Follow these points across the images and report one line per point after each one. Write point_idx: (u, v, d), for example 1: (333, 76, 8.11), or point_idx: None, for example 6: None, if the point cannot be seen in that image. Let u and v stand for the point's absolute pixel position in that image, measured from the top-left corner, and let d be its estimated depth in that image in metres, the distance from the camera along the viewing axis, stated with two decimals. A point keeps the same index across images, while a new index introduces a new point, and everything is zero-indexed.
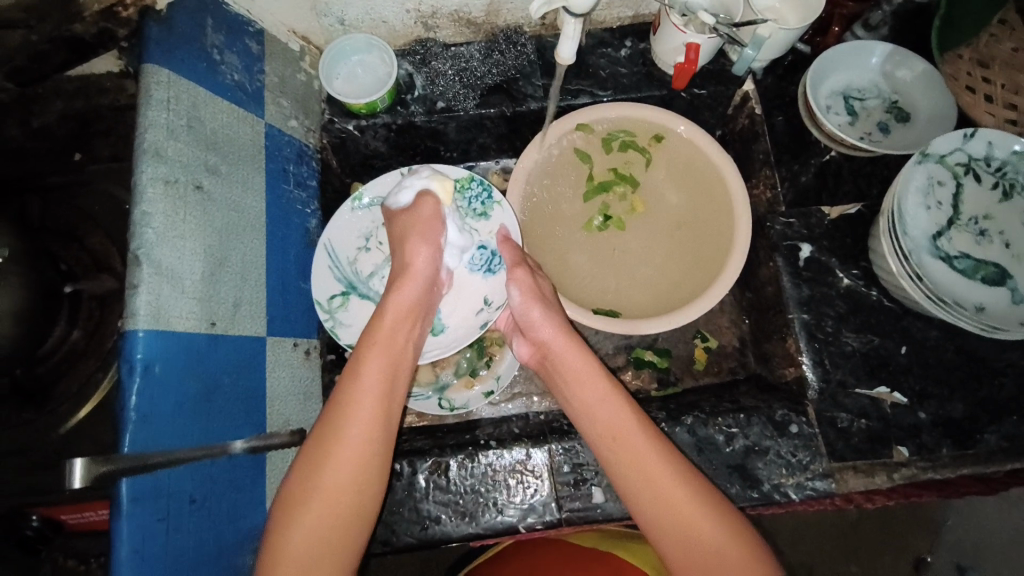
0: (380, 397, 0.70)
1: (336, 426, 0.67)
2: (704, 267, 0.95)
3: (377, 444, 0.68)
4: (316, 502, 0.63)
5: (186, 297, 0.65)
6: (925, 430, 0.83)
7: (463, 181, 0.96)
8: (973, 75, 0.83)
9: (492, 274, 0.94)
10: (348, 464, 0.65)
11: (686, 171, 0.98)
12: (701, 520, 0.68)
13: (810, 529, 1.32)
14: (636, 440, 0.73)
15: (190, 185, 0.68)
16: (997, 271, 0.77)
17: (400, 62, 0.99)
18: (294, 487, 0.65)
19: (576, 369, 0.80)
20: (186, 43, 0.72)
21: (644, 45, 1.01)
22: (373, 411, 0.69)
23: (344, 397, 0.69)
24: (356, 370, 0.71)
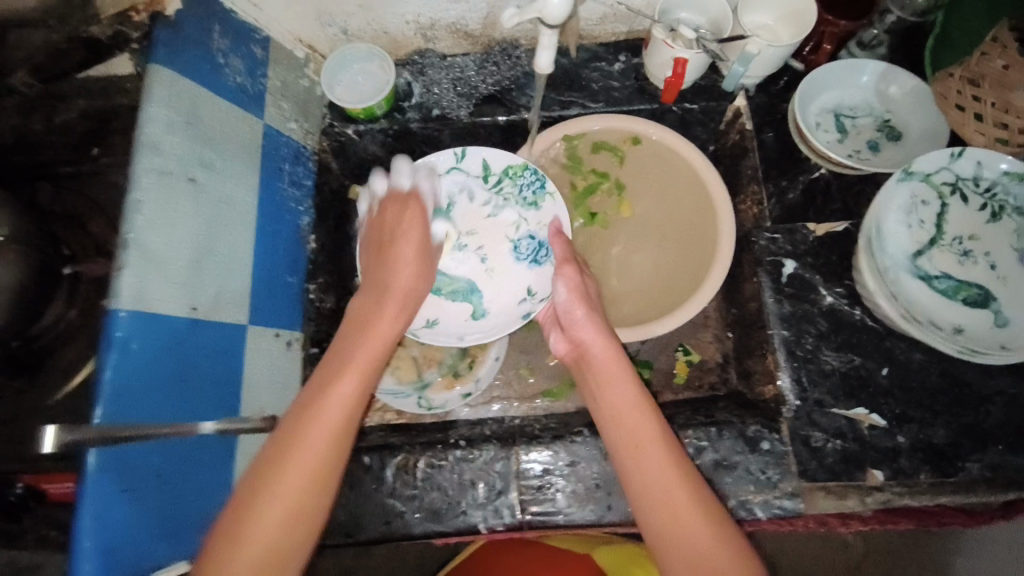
0: (353, 398, 0.68)
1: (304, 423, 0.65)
2: (696, 267, 0.96)
3: (336, 453, 0.65)
4: (268, 499, 0.61)
5: (169, 282, 0.69)
6: (904, 454, 0.81)
7: (516, 169, 0.95)
8: (963, 94, 0.82)
9: (536, 264, 0.94)
10: (304, 468, 0.63)
11: (672, 178, 1.00)
12: (703, 537, 0.64)
13: (808, 559, 1.27)
14: (656, 448, 0.70)
15: (183, 177, 0.72)
16: (980, 292, 0.76)
17: (399, 71, 1.03)
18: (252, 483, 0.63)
19: (605, 374, 0.79)
20: (191, 46, 0.77)
21: (638, 59, 1.03)
22: (336, 419, 0.66)
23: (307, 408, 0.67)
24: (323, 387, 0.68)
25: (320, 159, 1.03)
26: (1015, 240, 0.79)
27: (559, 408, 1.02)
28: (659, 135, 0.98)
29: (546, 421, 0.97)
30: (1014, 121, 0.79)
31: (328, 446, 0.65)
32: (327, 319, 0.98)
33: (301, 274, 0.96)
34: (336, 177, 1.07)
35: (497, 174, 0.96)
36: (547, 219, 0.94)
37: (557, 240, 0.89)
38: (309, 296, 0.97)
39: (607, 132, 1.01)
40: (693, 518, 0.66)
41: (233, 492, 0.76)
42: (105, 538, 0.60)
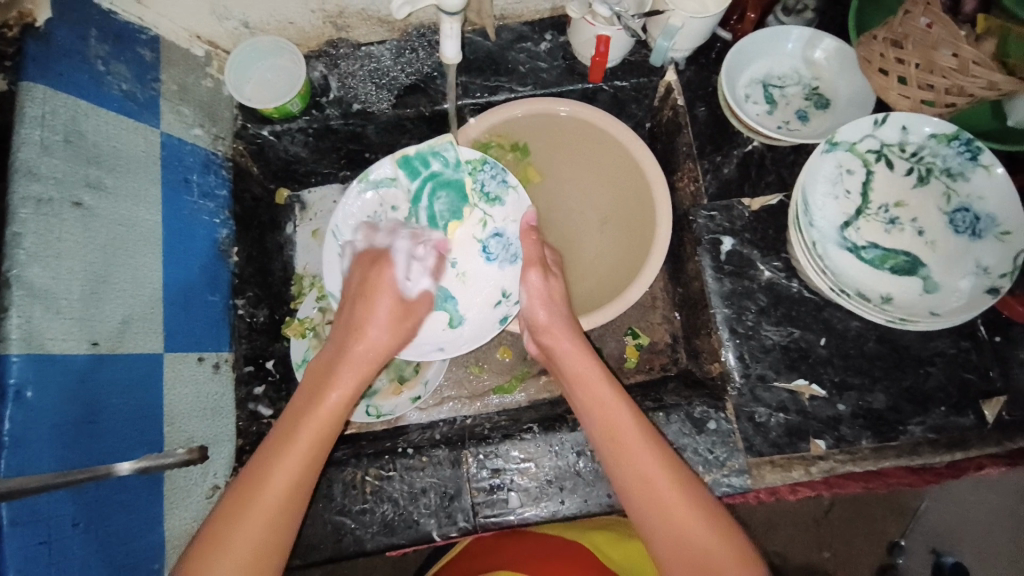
0: (322, 432, 0.70)
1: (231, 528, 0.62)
2: (638, 232, 0.95)
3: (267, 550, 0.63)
4: (245, 523, 0.62)
5: (63, 317, 0.64)
6: (845, 422, 0.82)
7: (475, 163, 0.87)
8: (886, 57, 0.79)
9: (510, 264, 0.88)
10: (285, 483, 0.65)
11: (583, 143, 0.97)
12: (681, 507, 0.66)
13: (782, 519, 1.29)
14: (636, 439, 0.71)
15: (67, 202, 0.67)
16: (908, 259, 0.78)
17: (312, 64, 0.96)
18: (216, 525, 0.63)
19: (578, 373, 0.78)
20: (67, 57, 0.70)
21: (564, 37, 0.98)
22: (291, 482, 0.65)
23: (236, 502, 0.64)
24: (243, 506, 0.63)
25: (238, 165, 0.97)
26: (943, 202, 0.79)
27: (511, 403, 1.00)
28: (587, 117, 0.93)
29: (498, 419, 0.95)
30: (938, 81, 0.76)
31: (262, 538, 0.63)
32: (260, 335, 0.96)
33: (225, 290, 0.91)
34: (259, 182, 1.02)
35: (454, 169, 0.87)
36: (516, 214, 0.88)
37: (529, 236, 0.85)
38: (237, 311, 0.92)
39: (512, 122, 0.95)
40: (668, 488, 0.68)
41: (165, 530, 0.72)
42: None
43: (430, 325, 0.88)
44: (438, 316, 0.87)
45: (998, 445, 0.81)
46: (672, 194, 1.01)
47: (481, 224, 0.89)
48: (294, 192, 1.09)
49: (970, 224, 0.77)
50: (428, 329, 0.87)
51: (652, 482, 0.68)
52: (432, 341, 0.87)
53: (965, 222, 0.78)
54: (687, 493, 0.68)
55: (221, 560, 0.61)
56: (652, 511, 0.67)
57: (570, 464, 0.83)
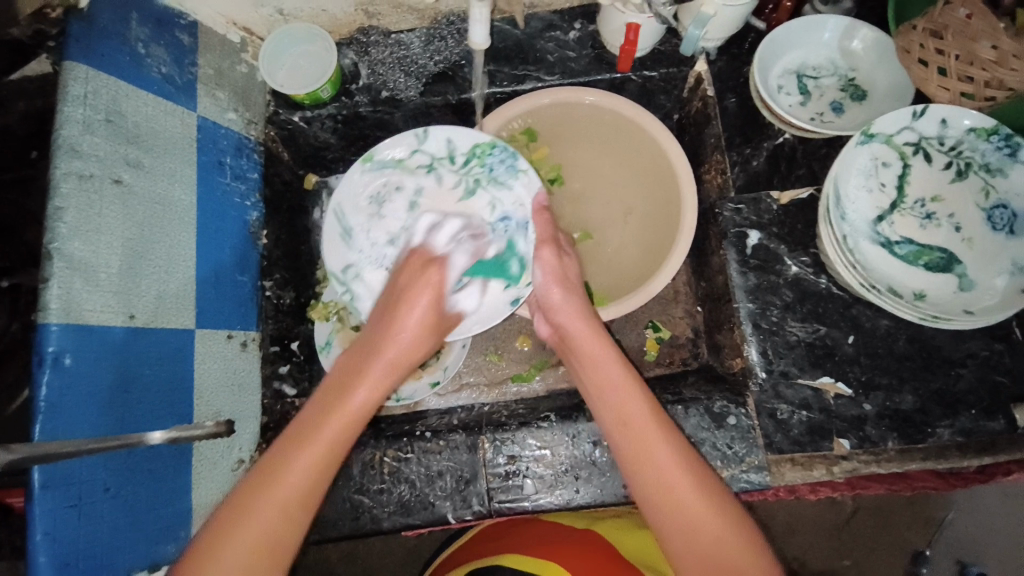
0: (342, 436, 0.63)
1: (264, 482, 0.59)
2: (663, 194, 0.94)
3: (306, 504, 0.60)
4: (282, 480, 0.59)
5: (101, 290, 0.66)
6: (870, 422, 0.80)
7: (483, 146, 0.88)
8: (926, 47, 0.76)
9: (515, 245, 0.85)
10: (316, 458, 0.61)
11: (588, 121, 0.96)
12: (694, 498, 0.65)
13: (804, 523, 1.27)
14: (650, 431, 0.69)
15: (107, 179, 0.69)
16: (942, 256, 0.76)
17: (343, 51, 0.98)
18: (253, 479, 0.60)
19: (591, 357, 0.77)
20: (108, 39, 0.72)
21: (594, 27, 0.97)
22: (331, 441, 0.62)
23: (279, 457, 0.61)
24: (280, 462, 0.60)
25: (269, 149, 0.99)
26: (981, 198, 0.77)
27: (529, 392, 1.01)
28: (603, 100, 0.92)
29: (516, 407, 0.95)
30: (978, 74, 0.74)
31: (303, 485, 0.60)
32: (286, 316, 0.97)
33: (253, 271, 0.93)
34: (289, 167, 1.04)
35: (465, 154, 0.89)
36: (524, 197, 0.86)
37: (540, 216, 0.84)
38: (264, 293, 0.95)
39: (533, 112, 0.95)
40: (682, 480, 0.66)
41: (193, 499, 0.75)
42: (60, 553, 0.59)
43: None
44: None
45: None
46: (698, 186, 1.00)
47: (489, 207, 0.87)
48: (323, 179, 1.09)
49: (1007, 222, 0.75)
50: None
51: (665, 470, 0.66)
52: None
53: (1003, 219, 0.75)
54: (701, 482, 0.67)
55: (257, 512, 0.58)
56: (665, 509, 0.65)
57: (587, 454, 0.83)
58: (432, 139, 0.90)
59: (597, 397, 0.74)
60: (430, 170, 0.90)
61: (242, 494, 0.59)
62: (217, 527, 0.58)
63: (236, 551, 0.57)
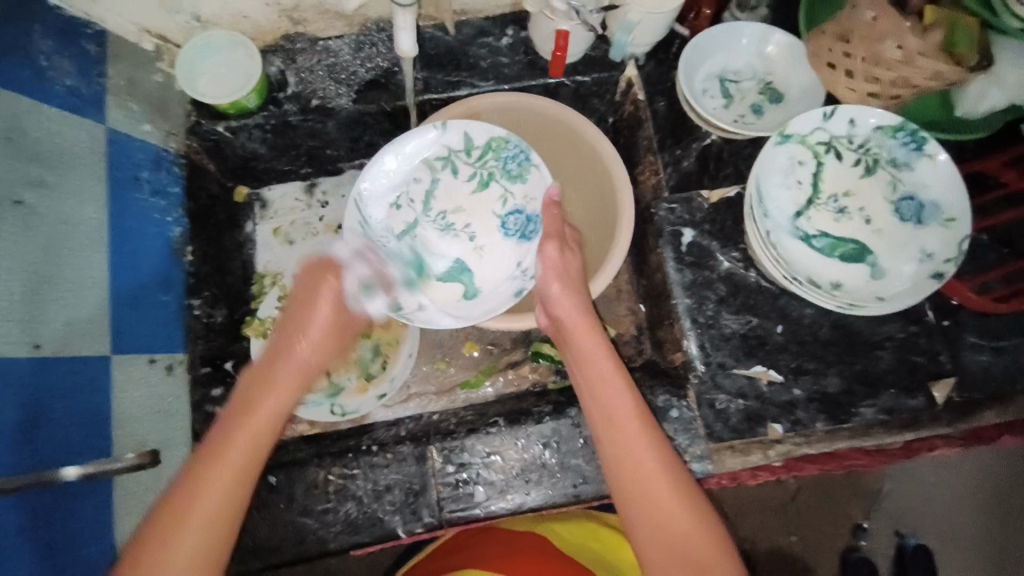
0: (263, 429, 0.69)
1: (201, 472, 0.64)
2: (602, 193, 0.96)
3: (237, 498, 0.64)
4: (210, 481, 0.64)
5: (3, 317, 0.61)
6: (801, 406, 0.84)
7: (498, 141, 0.88)
8: (835, 51, 0.82)
9: (525, 240, 0.89)
10: (240, 454, 0.66)
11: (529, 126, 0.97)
12: (668, 495, 0.67)
13: (752, 505, 1.32)
14: (632, 423, 0.71)
15: (6, 200, 0.65)
16: (856, 247, 0.81)
17: (269, 59, 0.95)
18: (188, 480, 0.64)
19: (583, 351, 0.78)
20: (7, 52, 0.68)
21: (525, 33, 0.98)
22: (256, 435, 0.69)
23: (215, 445, 0.67)
24: (212, 450, 0.66)
25: (192, 162, 0.94)
26: (889, 191, 0.82)
27: (479, 398, 1.00)
28: (541, 105, 0.93)
29: (464, 415, 0.95)
30: (884, 74, 0.78)
31: (236, 471, 0.65)
32: (218, 336, 0.92)
33: (179, 289, 0.88)
34: (217, 179, 1.00)
35: (480, 147, 0.89)
36: (536, 192, 0.89)
37: (550, 211, 0.85)
38: (193, 312, 0.89)
39: (469, 121, 0.94)
40: (661, 476, 0.68)
41: (115, 538, 0.69)
42: None
43: (446, 295, 0.89)
44: (455, 292, 0.89)
45: (948, 425, 0.85)
46: (634, 187, 1.03)
47: (501, 200, 0.90)
48: (255, 189, 1.06)
49: (914, 212, 0.81)
50: (443, 299, 0.88)
51: (643, 464, 0.68)
52: (448, 311, 0.87)
53: (910, 210, 0.81)
54: (677, 479, 0.68)
55: (198, 511, 0.62)
56: (643, 505, 0.67)
57: (537, 456, 0.83)
58: (451, 131, 0.88)
59: (586, 387, 0.76)
60: (449, 163, 0.89)
61: (180, 493, 0.63)
62: (162, 525, 0.61)
63: (187, 544, 0.61)
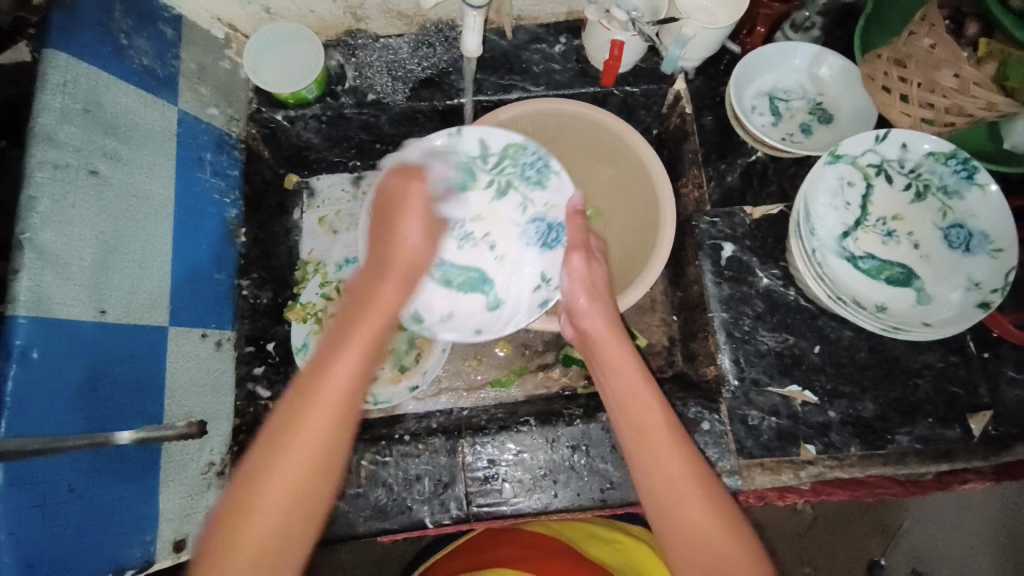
0: (341, 412, 0.61)
1: (272, 454, 0.58)
2: (645, 203, 0.97)
3: (314, 490, 0.59)
4: (280, 466, 0.58)
5: (72, 283, 0.64)
6: (834, 429, 0.84)
7: (515, 148, 0.88)
8: (890, 75, 0.81)
9: (548, 249, 0.89)
10: (310, 444, 0.59)
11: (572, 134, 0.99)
12: (707, 517, 0.65)
13: (772, 530, 1.30)
14: (659, 431, 0.70)
15: (83, 170, 0.67)
16: (902, 271, 0.81)
17: (329, 53, 0.98)
18: (255, 460, 0.58)
19: (609, 360, 0.77)
20: (91, 29, 0.71)
21: (578, 41, 1.00)
22: (332, 416, 0.60)
23: (287, 421, 0.59)
24: (287, 426, 0.59)
25: (250, 148, 0.98)
26: (939, 218, 0.82)
27: (508, 397, 1.02)
28: (586, 112, 0.95)
29: (495, 412, 0.97)
30: (940, 100, 0.77)
31: (313, 456, 0.59)
32: (262, 317, 0.96)
33: (231, 269, 0.92)
34: (269, 166, 1.03)
35: (496, 153, 0.89)
36: (558, 200, 0.89)
37: (573, 220, 0.86)
38: (241, 292, 0.93)
39: (514, 125, 0.96)
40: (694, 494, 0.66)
41: (160, 504, 0.72)
42: (24, 555, 0.56)
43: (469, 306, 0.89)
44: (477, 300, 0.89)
45: (983, 460, 0.83)
46: (675, 199, 1.04)
47: (521, 208, 0.91)
48: (304, 178, 1.09)
49: (964, 240, 0.80)
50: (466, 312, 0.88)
51: (682, 486, 0.67)
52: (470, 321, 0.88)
53: (959, 238, 0.80)
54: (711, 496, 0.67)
55: (267, 496, 0.57)
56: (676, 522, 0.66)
57: (566, 458, 0.84)
58: (466, 137, 0.87)
59: (617, 405, 0.74)
60: (465, 170, 0.89)
61: (251, 468, 0.58)
62: (238, 501, 0.57)
63: (254, 535, 0.56)
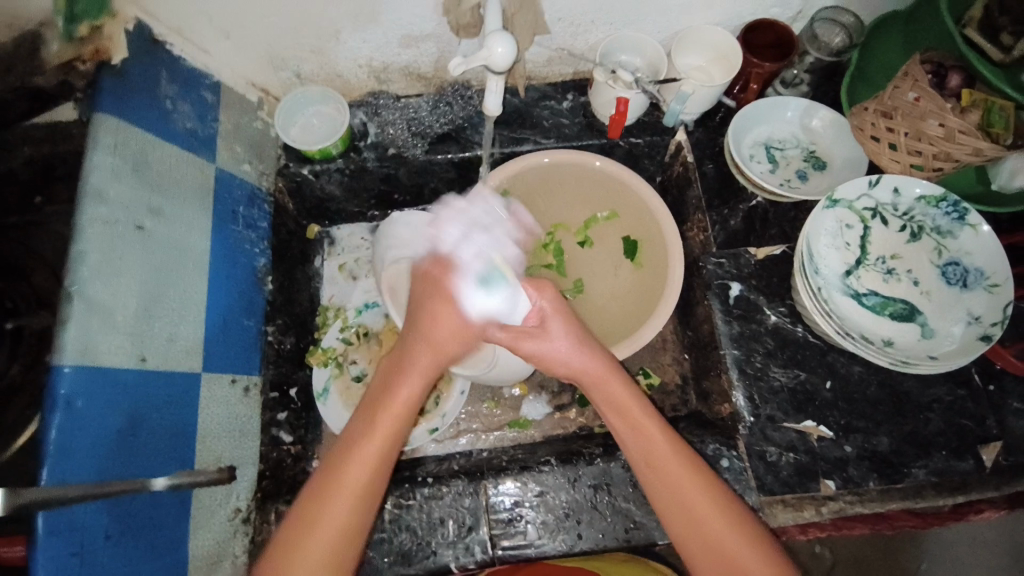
0: (371, 482, 0.68)
1: (319, 517, 0.65)
2: (648, 237, 1.01)
3: (348, 546, 0.66)
4: (323, 528, 0.65)
5: (117, 331, 0.67)
6: (852, 463, 0.85)
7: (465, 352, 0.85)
8: (878, 126, 0.87)
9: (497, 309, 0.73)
10: (344, 511, 0.66)
11: (562, 179, 1.04)
12: (733, 539, 0.68)
13: None
14: (664, 449, 0.72)
15: (130, 225, 0.71)
16: (905, 307, 0.85)
17: (354, 112, 1.05)
18: (300, 524, 0.65)
19: (615, 399, 0.74)
20: (140, 93, 0.77)
21: (584, 98, 1.08)
22: (360, 482, 0.67)
23: (326, 477, 0.67)
24: (329, 499, 0.66)
25: (277, 201, 1.03)
26: (935, 256, 0.86)
27: (526, 438, 1.03)
28: (578, 157, 1.00)
29: (515, 452, 0.98)
30: (927, 147, 0.83)
31: (348, 516, 0.66)
32: (287, 361, 0.98)
33: (259, 316, 0.95)
34: (294, 218, 1.08)
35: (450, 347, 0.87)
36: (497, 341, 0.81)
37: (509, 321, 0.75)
38: (267, 338, 0.96)
39: (523, 175, 1.02)
40: (701, 496, 0.70)
41: (189, 549, 0.73)
42: None
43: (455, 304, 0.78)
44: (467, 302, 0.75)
45: (995, 489, 0.85)
46: (683, 242, 1.08)
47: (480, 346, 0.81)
48: (325, 228, 1.16)
49: (961, 277, 0.84)
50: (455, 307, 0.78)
51: (691, 499, 0.70)
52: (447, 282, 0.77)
53: (956, 275, 0.85)
54: (730, 510, 0.70)
55: (306, 557, 0.64)
56: (696, 542, 0.69)
57: (587, 498, 0.85)
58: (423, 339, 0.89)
59: (636, 449, 0.73)
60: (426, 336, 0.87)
61: (298, 527, 0.65)
62: (281, 568, 0.64)
63: None
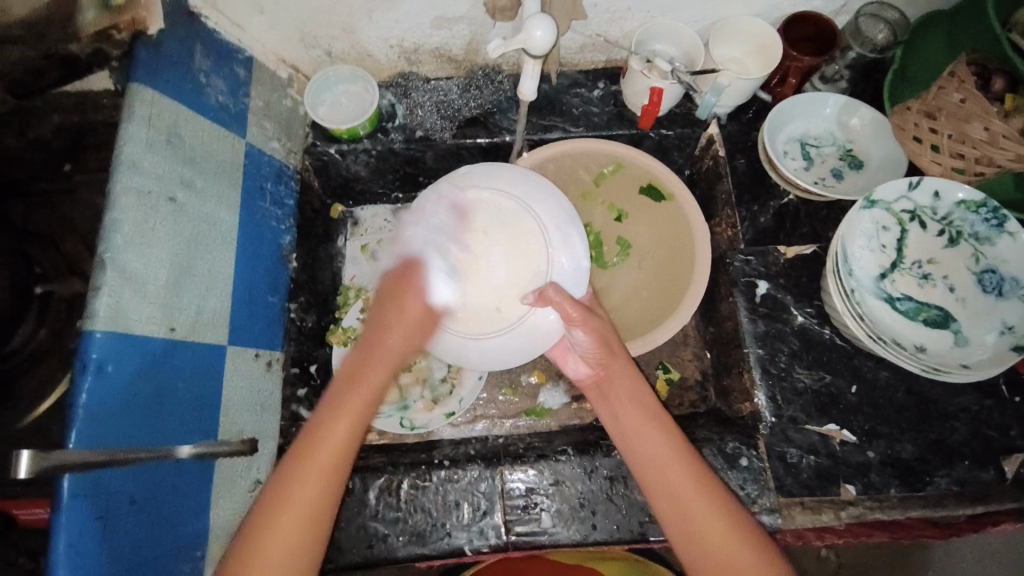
0: (345, 443, 0.69)
1: (300, 463, 0.67)
2: (670, 219, 1.01)
3: (325, 500, 0.67)
4: (304, 478, 0.66)
5: (148, 301, 0.68)
6: (874, 469, 0.84)
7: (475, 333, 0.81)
8: (920, 126, 0.85)
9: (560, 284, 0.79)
10: (326, 460, 0.67)
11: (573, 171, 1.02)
12: None
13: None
14: (695, 494, 0.70)
15: (162, 197, 0.72)
16: (939, 313, 0.83)
17: (383, 93, 1.04)
18: (282, 482, 0.66)
19: (630, 416, 0.76)
20: (174, 65, 0.76)
21: (616, 87, 1.06)
22: (336, 450, 0.68)
23: (315, 430, 0.69)
24: (307, 449, 0.67)
25: (302, 179, 1.02)
26: (972, 263, 0.84)
27: (542, 427, 1.03)
28: (585, 144, 0.99)
29: (531, 440, 0.98)
30: (970, 151, 0.81)
31: (328, 471, 0.67)
32: (308, 339, 0.99)
33: (283, 293, 0.95)
34: (319, 197, 1.07)
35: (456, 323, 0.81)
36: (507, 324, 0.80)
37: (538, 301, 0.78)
38: (290, 315, 0.96)
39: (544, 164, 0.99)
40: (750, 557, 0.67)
41: (210, 518, 0.74)
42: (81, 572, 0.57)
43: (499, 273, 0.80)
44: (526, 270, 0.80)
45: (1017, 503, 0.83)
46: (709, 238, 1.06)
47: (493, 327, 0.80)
48: (349, 208, 1.15)
49: (996, 285, 0.82)
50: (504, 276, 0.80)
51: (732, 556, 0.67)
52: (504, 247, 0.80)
53: (992, 282, 0.83)
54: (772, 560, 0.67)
55: (283, 518, 0.64)
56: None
57: (603, 490, 0.85)
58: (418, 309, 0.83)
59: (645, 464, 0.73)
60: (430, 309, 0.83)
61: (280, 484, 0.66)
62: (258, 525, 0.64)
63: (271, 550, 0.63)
